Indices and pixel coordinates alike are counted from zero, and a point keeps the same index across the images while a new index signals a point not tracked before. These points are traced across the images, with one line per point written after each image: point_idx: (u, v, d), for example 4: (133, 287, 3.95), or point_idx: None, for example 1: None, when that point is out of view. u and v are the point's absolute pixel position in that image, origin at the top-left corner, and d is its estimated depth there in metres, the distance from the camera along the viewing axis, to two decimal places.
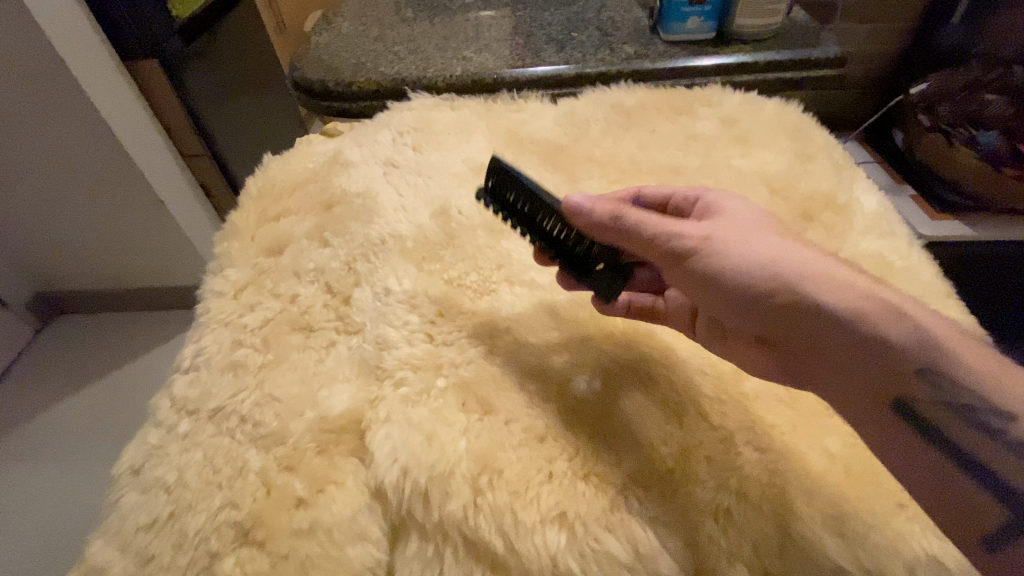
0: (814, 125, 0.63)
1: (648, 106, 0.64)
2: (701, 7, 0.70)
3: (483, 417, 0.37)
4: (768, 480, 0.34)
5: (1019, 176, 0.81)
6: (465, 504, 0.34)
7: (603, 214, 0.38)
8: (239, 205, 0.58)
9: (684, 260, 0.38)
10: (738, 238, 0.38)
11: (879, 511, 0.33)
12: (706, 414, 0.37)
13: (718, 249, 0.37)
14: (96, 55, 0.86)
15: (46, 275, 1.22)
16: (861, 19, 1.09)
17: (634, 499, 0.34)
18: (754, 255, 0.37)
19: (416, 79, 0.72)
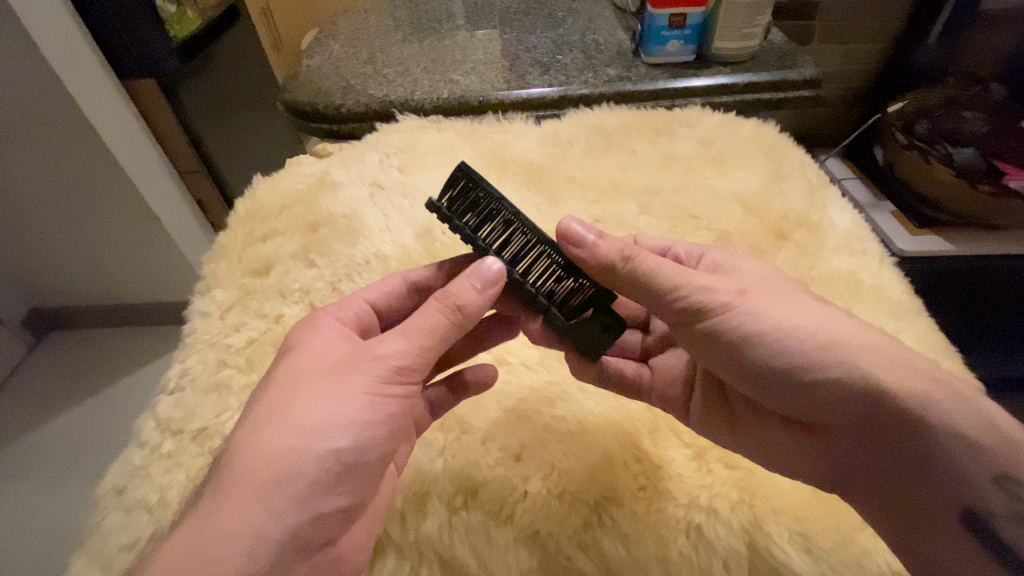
0: (790, 145, 0.64)
1: (628, 127, 0.65)
2: (680, 31, 0.72)
3: (460, 436, 0.38)
4: (738, 497, 0.35)
5: (994, 192, 0.82)
6: (441, 523, 0.35)
7: (611, 254, 0.37)
8: (228, 225, 0.59)
9: (702, 316, 0.37)
10: (752, 291, 0.37)
11: (847, 526, 0.34)
12: (678, 432, 0.38)
13: (738, 305, 0.36)
14: (95, 79, 0.87)
15: (41, 292, 1.23)
16: (842, 39, 1.12)
17: (606, 516, 0.34)
18: (769, 308, 0.36)
19: (404, 101, 0.73)
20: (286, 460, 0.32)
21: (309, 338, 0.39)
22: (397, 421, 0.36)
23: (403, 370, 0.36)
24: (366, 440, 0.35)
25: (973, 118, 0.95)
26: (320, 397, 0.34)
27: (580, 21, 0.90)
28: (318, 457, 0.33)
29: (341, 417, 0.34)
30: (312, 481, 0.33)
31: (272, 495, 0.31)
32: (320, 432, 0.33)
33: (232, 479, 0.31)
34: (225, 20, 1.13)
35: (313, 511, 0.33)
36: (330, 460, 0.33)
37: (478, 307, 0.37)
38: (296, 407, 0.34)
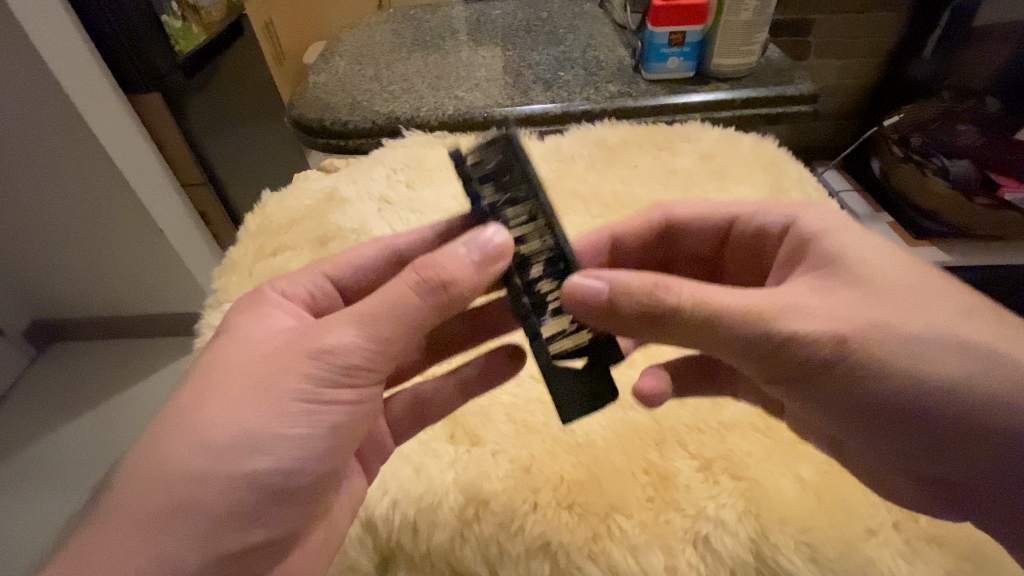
0: (789, 159, 0.66)
1: (630, 142, 0.66)
2: (680, 48, 0.74)
3: (470, 448, 0.39)
4: (744, 507, 0.35)
5: (987, 206, 0.85)
6: (452, 535, 0.35)
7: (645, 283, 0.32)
8: (238, 240, 0.60)
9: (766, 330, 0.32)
10: (876, 311, 0.32)
11: (853, 537, 0.35)
12: (684, 443, 0.39)
13: (850, 337, 0.31)
14: (102, 94, 0.88)
15: (47, 304, 1.24)
16: (837, 54, 1.14)
17: (616, 527, 0.35)
18: (877, 344, 0.31)
19: (409, 117, 0.75)
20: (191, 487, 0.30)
21: (245, 326, 0.37)
22: (326, 442, 0.34)
23: (349, 369, 0.33)
24: (287, 466, 0.33)
25: (967, 131, 0.97)
26: (235, 413, 0.31)
27: (581, 38, 0.92)
28: (226, 486, 0.31)
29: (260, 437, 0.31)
30: (218, 515, 0.31)
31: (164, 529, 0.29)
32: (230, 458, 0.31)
33: (120, 508, 0.29)
34: (230, 36, 1.16)
35: (220, 546, 0.31)
36: (244, 488, 0.31)
37: (467, 279, 0.33)
38: (207, 424, 0.31)
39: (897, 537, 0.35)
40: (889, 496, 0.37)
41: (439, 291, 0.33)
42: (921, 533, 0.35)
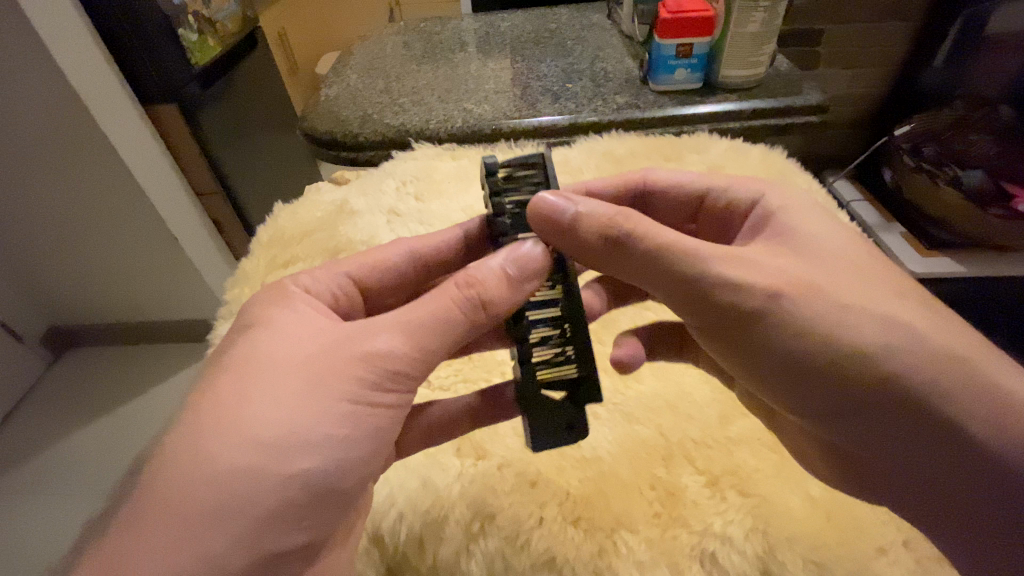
0: (797, 170, 0.66)
1: (638, 153, 0.67)
2: (688, 60, 0.74)
3: (477, 462, 0.39)
4: (752, 524, 0.35)
5: (1002, 215, 0.85)
6: (458, 549, 0.36)
7: (597, 222, 0.34)
8: (251, 252, 0.61)
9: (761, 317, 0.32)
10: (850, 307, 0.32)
11: (862, 557, 0.34)
12: (692, 458, 0.39)
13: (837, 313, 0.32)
14: (118, 103, 0.90)
15: (64, 311, 1.26)
16: (848, 63, 1.13)
17: (622, 543, 0.35)
18: (828, 312, 0.32)
19: (419, 130, 0.76)
20: (244, 476, 0.30)
21: (278, 315, 0.37)
22: (369, 441, 0.35)
23: (394, 375, 0.34)
24: (332, 462, 0.33)
25: (981, 140, 0.97)
26: (281, 404, 0.32)
27: (589, 49, 0.92)
28: (272, 478, 0.30)
29: (311, 428, 0.32)
30: (271, 503, 0.30)
31: (219, 520, 0.29)
32: (283, 449, 0.31)
33: (161, 497, 0.28)
34: (243, 50, 1.18)
35: (264, 546, 0.30)
36: (292, 481, 0.31)
37: (503, 297, 0.35)
38: (251, 417, 0.31)
39: (907, 554, 0.35)
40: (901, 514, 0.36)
41: (512, 283, 0.35)
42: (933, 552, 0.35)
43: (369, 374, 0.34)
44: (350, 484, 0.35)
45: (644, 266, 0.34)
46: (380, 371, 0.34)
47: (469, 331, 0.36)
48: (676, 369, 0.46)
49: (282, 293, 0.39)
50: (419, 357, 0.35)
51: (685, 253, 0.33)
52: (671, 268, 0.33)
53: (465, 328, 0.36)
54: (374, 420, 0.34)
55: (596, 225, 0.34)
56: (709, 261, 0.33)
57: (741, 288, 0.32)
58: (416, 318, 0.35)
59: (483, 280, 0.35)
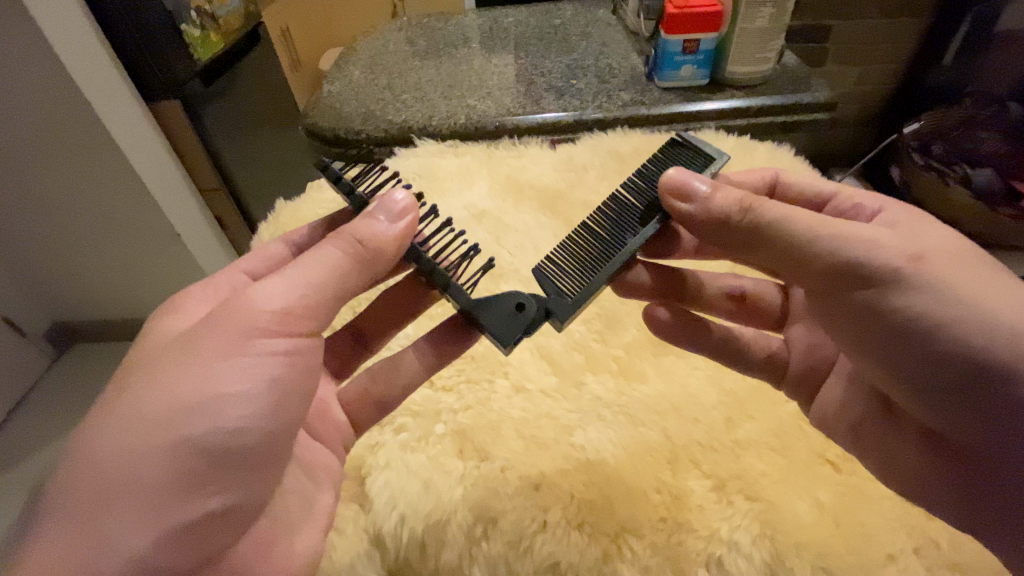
0: (805, 168, 0.65)
1: (643, 152, 0.66)
2: (694, 56, 0.73)
3: (479, 464, 0.38)
4: (759, 530, 0.34)
5: (1013, 216, 0.85)
6: (460, 553, 0.35)
7: (730, 205, 0.33)
8: (252, 249, 0.61)
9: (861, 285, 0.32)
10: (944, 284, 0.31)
11: (872, 564, 0.34)
12: (698, 462, 0.38)
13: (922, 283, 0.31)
14: (121, 99, 0.89)
15: (67, 307, 1.26)
16: (855, 60, 1.11)
17: (626, 549, 0.34)
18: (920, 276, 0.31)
19: (422, 127, 0.75)
20: (128, 455, 0.28)
21: (180, 317, 0.36)
22: (272, 392, 0.32)
23: (286, 317, 0.32)
24: (230, 418, 0.30)
25: (991, 138, 0.97)
26: (156, 379, 0.30)
27: (593, 46, 0.92)
28: (157, 448, 0.28)
29: (193, 391, 0.30)
30: (170, 474, 0.28)
31: (111, 500, 0.27)
32: (165, 419, 0.29)
33: (52, 497, 0.27)
34: (245, 46, 1.18)
35: (170, 520, 0.28)
36: (185, 445, 0.29)
37: (383, 235, 0.34)
38: (131, 399, 0.29)
39: (917, 562, 0.34)
40: (910, 521, 0.36)
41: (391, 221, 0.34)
42: (944, 559, 0.34)
43: (248, 320, 0.31)
44: (257, 442, 0.32)
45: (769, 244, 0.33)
46: (255, 318, 0.31)
47: (367, 274, 0.34)
48: (682, 370, 0.45)
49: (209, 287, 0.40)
50: (307, 300, 0.32)
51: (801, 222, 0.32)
52: (788, 237, 0.32)
53: (359, 270, 0.34)
54: (267, 366, 0.32)
55: (734, 203, 0.33)
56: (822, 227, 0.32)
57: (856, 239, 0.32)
58: (299, 271, 0.33)
59: (357, 224, 0.34)
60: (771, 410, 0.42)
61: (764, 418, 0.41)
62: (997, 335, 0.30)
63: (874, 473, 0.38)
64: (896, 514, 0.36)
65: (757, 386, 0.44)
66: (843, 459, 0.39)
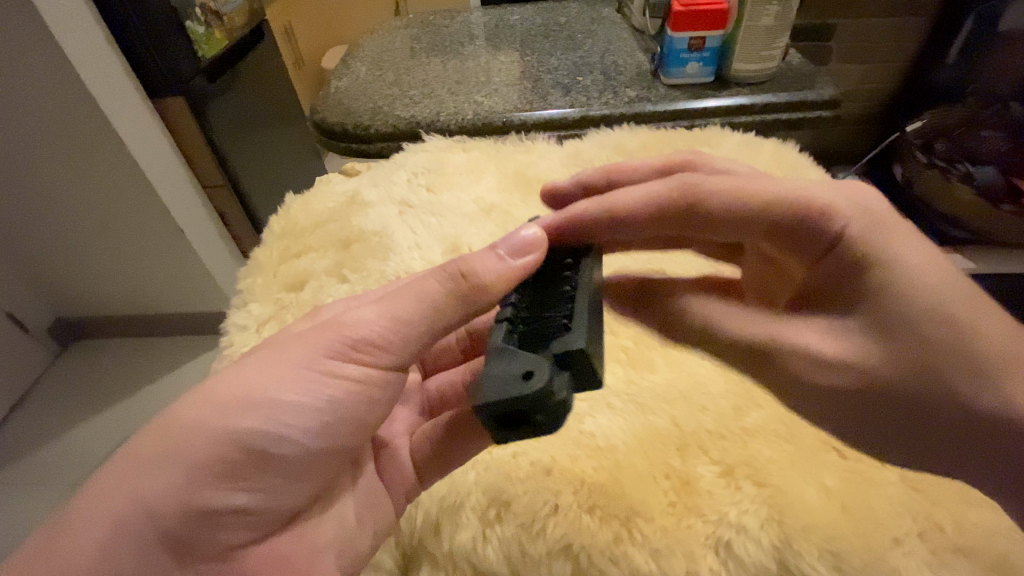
0: (810, 164, 0.66)
1: (650, 147, 0.66)
2: (700, 53, 0.74)
3: (492, 449, 0.39)
4: (767, 514, 0.35)
5: (1014, 212, 0.88)
6: (473, 536, 0.36)
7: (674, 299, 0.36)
8: (263, 242, 0.61)
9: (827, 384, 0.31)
10: (911, 355, 0.30)
11: (878, 547, 0.34)
12: (707, 449, 0.39)
13: (885, 373, 0.31)
14: (126, 94, 0.90)
15: (72, 303, 1.27)
16: (857, 59, 1.12)
17: (637, 532, 0.35)
18: (888, 368, 0.31)
19: (430, 123, 0.76)
20: (197, 432, 0.31)
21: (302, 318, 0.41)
22: (326, 414, 0.34)
23: (364, 343, 0.34)
24: (278, 425, 0.32)
25: (993, 137, 0.97)
26: (242, 371, 0.33)
27: (599, 43, 0.92)
28: (220, 434, 0.31)
29: (266, 393, 0.32)
30: (221, 459, 0.31)
31: (167, 468, 0.30)
32: (237, 410, 0.32)
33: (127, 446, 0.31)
34: (250, 42, 1.18)
35: (197, 501, 0.31)
36: (240, 439, 0.31)
37: (489, 271, 0.34)
38: (215, 381, 0.32)
39: (923, 546, 0.35)
40: (916, 506, 0.36)
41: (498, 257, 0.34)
42: (949, 543, 0.35)
43: (333, 340, 0.34)
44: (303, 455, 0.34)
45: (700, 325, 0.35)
46: (339, 339, 0.34)
47: (460, 312, 0.34)
48: (691, 360, 0.45)
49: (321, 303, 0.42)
50: (383, 330, 0.34)
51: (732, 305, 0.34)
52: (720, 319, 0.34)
53: (451, 306, 0.34)
54: (332, 390, 0.34)
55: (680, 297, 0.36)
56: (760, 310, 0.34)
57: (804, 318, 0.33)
58: (394, 300, 0.34)
59: (469, 258, 0.34)
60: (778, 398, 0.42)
61: (772, 406, 0.42)
62: (964, 395, 0.30)
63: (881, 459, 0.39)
64: (901, 498, 0.36)
65: None
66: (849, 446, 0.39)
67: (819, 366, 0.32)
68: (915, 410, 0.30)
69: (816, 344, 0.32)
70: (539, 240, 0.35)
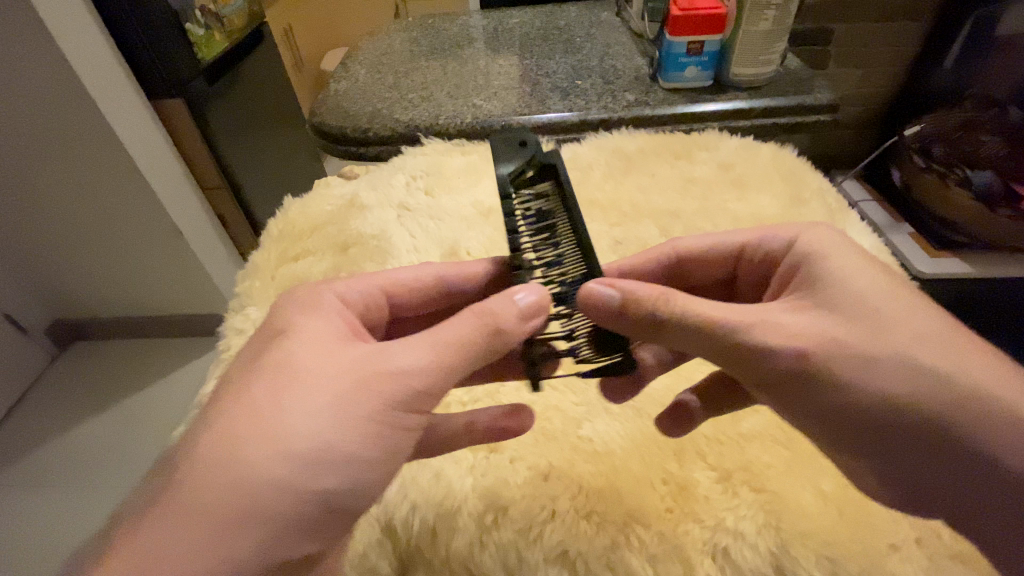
0: (807, 168, 0.66)
1: (647, 151, 0.67)
2: (698, 58, 0.74)
3: (489, 454, 0.39)
4: (764, 519, 0.35)
5: (1012, 216, 0.86)
6: (470, 541, 0.36)
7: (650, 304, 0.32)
8: (261, 245, 0.61)
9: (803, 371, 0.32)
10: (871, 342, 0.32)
11: (875, 554, 0.34)
12: (704, 454, 0.39)
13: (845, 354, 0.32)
14: (124, 95, 0.90)
15: (69, 304, 1.27)
16: (856, 63, 1.13)
17: (634, 537, 0.35)
18: (846, 353, 0.32)
19: (429, 126, 0.76)
20: (262, 485, 0.29)
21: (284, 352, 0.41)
22: None
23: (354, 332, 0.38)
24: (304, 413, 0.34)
25: (991, 141, 0.98)
26: (311, 415, 0.30)
27: (598, 47, 0.92)
28: (287, 494, 0.29)
29: (330, 447, 0.31)
30: (275, 516, 0.29)
31: (234, 527, 0.28)
32: (305, 466, 0.30)
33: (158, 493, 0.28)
34: (250, 44, 1.18)
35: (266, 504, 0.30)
36: (307, 498, 0.30)
37: (514, 328, 0.34)
38: (283, 420, 0.30)
39: (920, 552, 0.35)
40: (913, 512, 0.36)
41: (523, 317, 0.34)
42: (946, 550, 0.35)
43: (392, 394, 0.32)
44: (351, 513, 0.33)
45: (689, 343, 0.33)
46: (406, 391, 0.33)
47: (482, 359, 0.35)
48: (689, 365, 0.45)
49: (320, 296, 0.39)
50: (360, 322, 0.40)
51: (719, 323, 0.32)
52: (707, 344, 0.33)
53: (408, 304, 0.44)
54: None
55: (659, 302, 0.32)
56: (744, 328, 0.32)
57: (785, 343, 0.32)
58: (437, 337, 0.34)
59: (496, 309, 0.34)
60: None
61: (770, 410, 0.42)
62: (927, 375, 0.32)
63: None
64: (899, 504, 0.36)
65: None
66: None
67: (789, 352, 0.32)
68: (883, 428, 0.32)
69: (788, 333, 0.33)
70: (544, 302, 0.35)
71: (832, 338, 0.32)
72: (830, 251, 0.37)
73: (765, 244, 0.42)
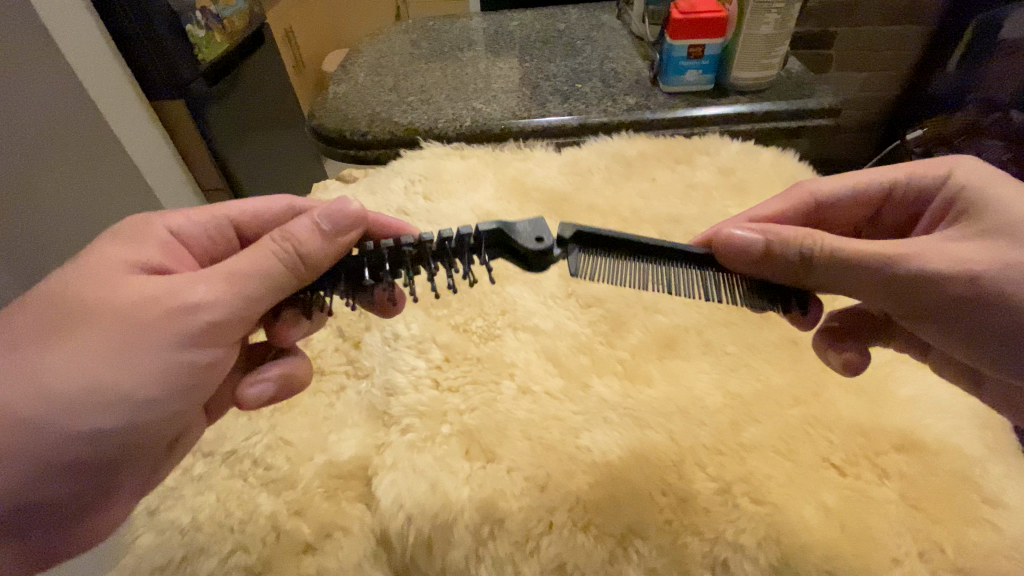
0: (810, 173, 0.66)
1: (648, 155, 0.66)
2: (699, 61, 0.74)
3: (486, 465, 0.39)
4: (765, 533, 0.35)
5: None
6: (467, 554, 0.35)
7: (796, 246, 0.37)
8: None
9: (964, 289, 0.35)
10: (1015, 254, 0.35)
11: (876, 568, 0.34)
12: (704, 465, 0.38)
13: (995, 274, 0.35)
14: (126, 101, 0.89)
15: None
16: (860, 66, 1.12)
17: (632, 550, 0.35)
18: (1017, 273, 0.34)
19: (428, 130, 0.76)
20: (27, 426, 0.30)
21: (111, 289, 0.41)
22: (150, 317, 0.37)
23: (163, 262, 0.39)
24: None
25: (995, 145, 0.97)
26: (81, 354, 0.31)
27: (598, 50, 0.92)
28: (55, 433, 0.31)
29: (112, 385, 0.32)
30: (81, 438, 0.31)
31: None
32: (75, 404, 0.31)
33: None
34: (250, 45, 1.18)
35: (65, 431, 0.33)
36: (82, 437, 0.31)
37: (319, 249, 0.36)
38: (43, 362, 0.31)
39: (922, 566, 0.34)
40: (917, 524, 0.36)
41: (327, 236, 0.36)
42: (949, 564, 0.34)
43: (185, 326, 0.33)
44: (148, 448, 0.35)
45: (843, 278, 0.37)
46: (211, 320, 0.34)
47: (292, 286, 0.37)
48: (688, 373, 0.45)
49: (145, 228, 0.40)
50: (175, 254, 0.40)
51: (887, 257, 0.36)
52: (872, 280, 0.36)
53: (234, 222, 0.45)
54: None
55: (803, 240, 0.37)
56: (904, 258, 0.35)
57: (949, 268, 0.35)
58: (232, 269, 0.35)
59: (298, 234, 0.35)
60: (778, 412, 0.41)
61: (771, 420, 0.41)
62: None
63: (882, 476, 0.38)
64: (902, 518, 0.36)
65: (764, 389, 0.43)
66: (849, 462, 0.38)
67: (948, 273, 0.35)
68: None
69: (942, 254, 0.36)
70: (356, 224, 0.38)
71: (993, 265, 0.35)
72: (984, 182, 0.40)
73: (916, 180, 0.44)
